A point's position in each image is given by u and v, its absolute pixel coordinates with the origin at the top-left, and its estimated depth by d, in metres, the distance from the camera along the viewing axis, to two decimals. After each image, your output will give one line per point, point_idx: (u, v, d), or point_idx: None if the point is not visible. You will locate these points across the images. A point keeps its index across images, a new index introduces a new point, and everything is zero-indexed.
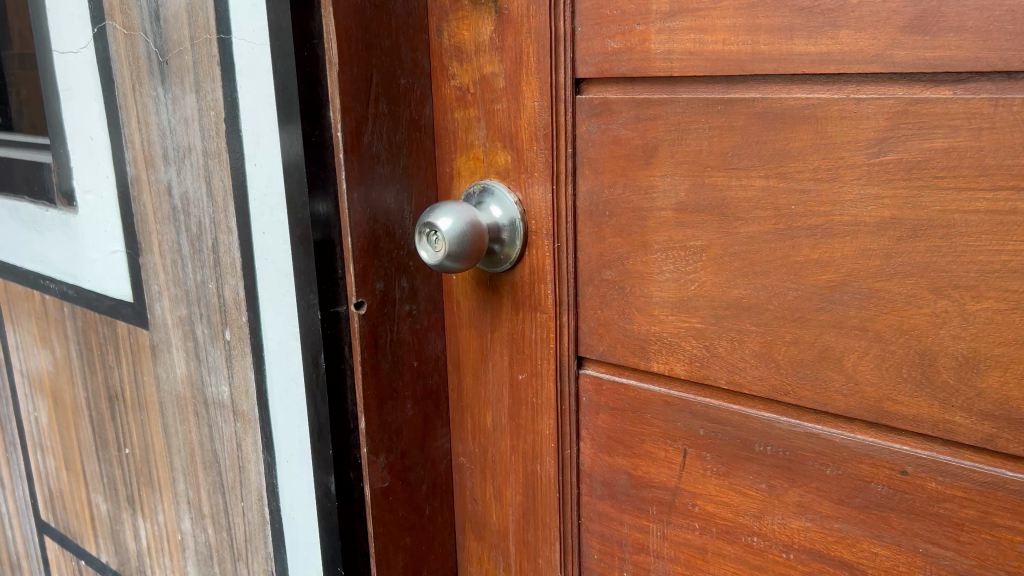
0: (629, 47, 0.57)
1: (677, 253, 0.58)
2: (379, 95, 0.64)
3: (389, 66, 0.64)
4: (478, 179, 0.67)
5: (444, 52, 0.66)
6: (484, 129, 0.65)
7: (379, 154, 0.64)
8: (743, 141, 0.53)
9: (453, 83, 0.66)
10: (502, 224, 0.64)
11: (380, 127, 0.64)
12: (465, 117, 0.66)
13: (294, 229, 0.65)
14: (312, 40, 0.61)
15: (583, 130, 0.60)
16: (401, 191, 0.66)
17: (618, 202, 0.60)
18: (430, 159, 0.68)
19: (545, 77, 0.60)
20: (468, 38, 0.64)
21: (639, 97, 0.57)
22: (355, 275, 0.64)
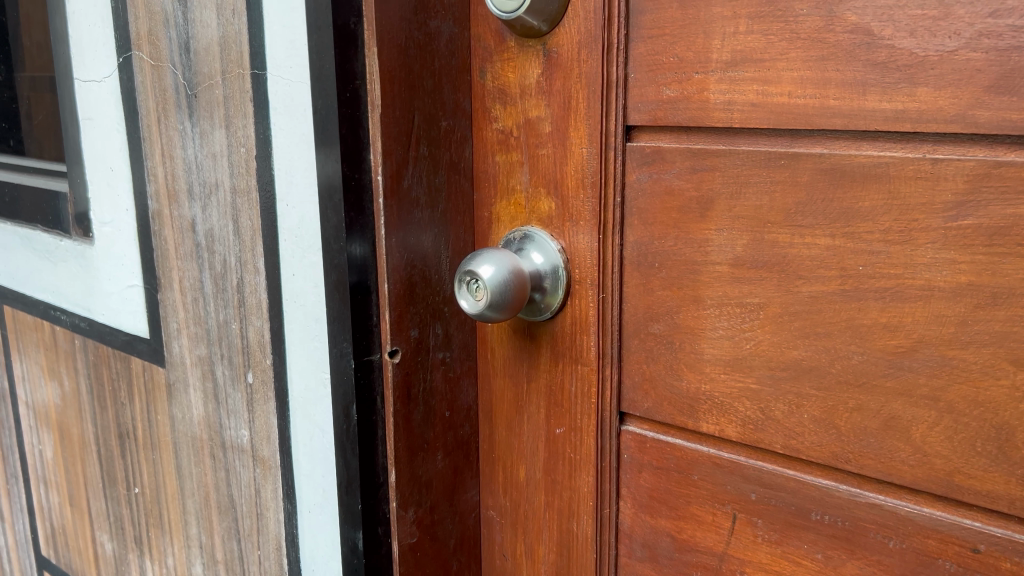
0: (686, 96, 0.55)
1: (732, 310, 0.55)
2: (420, 137, 0.61)
3: (431, 107, 0.61)
4: (518, 225, 0.64)
5: (487, 94, 0.64)
6: (528, 175, 0.63)
7: (419, 198, 0.62)
8: (809, 197, 0.51)
9: (495, 125, 0.64)
10: (542, 270, 0.62)
11: (420, 170, 0.62)
12: (507, 161, 0.64)
13: (329, 275, 0.62)
14: (355, 80, 0.58)
15: (633, 178, 0.58)
16: (438, 235, 0.64)
17: (669, 254, 0.57)
18: (467, 203, 0.66)
19: (595, 124, 0.58)
20: (513, 80, 0.62)
21: (695, 148, 0.55)
22: (391, 322, 0.61)
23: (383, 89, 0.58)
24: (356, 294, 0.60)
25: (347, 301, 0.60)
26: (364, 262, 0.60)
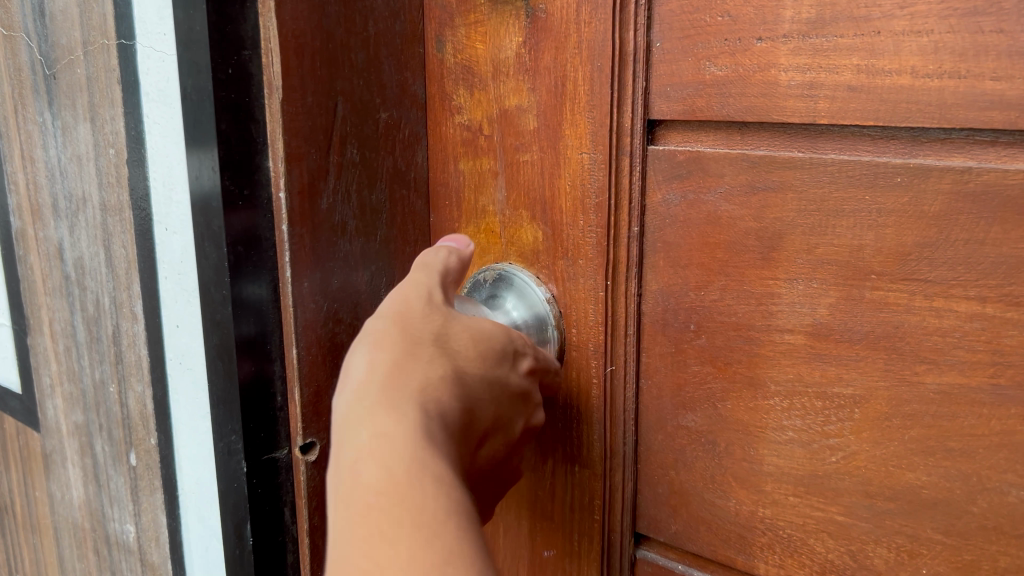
0: (741, 76, 0.35)
1: (809, 403, 0.36)
2: (347, 134, 0.42)
3: (364, 92, 0.42)
4: (491, 261, 0.45)
5: (446, 75, 0.44)
6: (504, 191, 0.43)
7: (347, 222, 0.43)
8: (941, 238, 0.32)
9: (458, 119, 0.44)
10: (520, 322, 0.43)
11: (346, 182, 0.42)
12: (474, 170, 0.44)
13: (209, 337, 0.42)
14: (242, 48, 0.39)
15: (657, 198, 0.39)
16: (375, 274, 0.45)
17: (710, 314, 0.38)
18: (421, 227, 0.47)
19: (601, 119, 0.39)
20: (483, 54, 0.43)
21: (754, 155, 0.36)
22: (301, 402, 0.42)
23: (285, 63, 0.39)
24: (248, 362, 0.41)
25: (233, 371, 0.41)
26: (261, 315, 0.41)
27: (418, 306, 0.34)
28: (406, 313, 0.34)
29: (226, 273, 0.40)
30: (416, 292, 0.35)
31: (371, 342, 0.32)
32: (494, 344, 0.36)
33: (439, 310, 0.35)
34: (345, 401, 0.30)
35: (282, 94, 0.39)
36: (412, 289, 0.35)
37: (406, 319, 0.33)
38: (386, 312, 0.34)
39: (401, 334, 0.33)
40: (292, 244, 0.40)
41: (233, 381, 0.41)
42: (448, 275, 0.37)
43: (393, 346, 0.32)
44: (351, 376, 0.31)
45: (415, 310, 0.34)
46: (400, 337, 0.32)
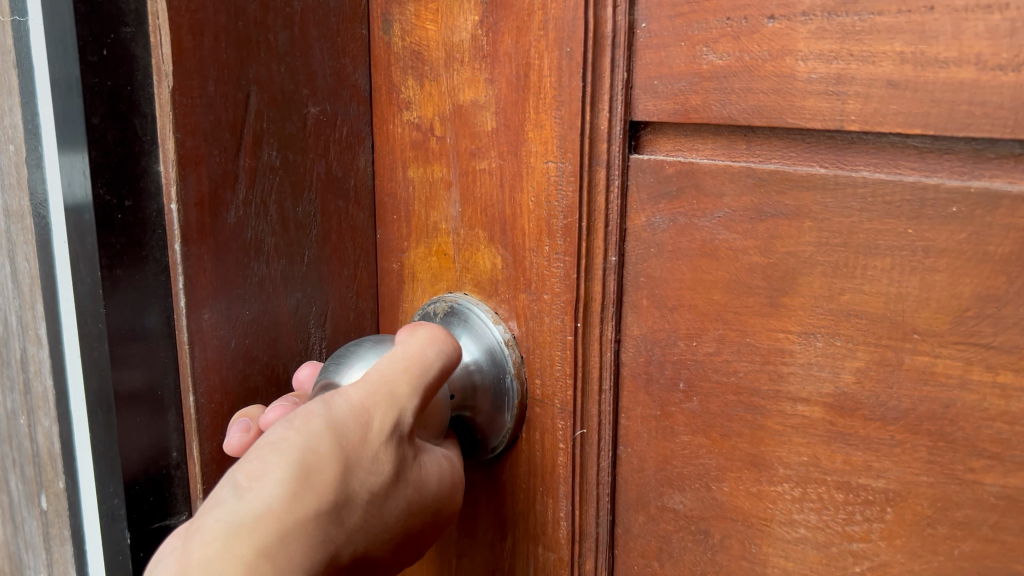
0: (747, 67, 0.27)
1: (828, 495, 0.28)
2: (264, 132, 0.34)
3: (287, 80, 0.35)
4: (444, 291, 0.37)
5: (394, 62, 0.36)
6: (458, 205, 0.35)
7: (263, 240, 0.35)
8: (1013, 291, 0.23)
9: (407, 116, 0.36)
10: (473, 367, 0.35)
11: (262, 192, 0.35)
12: (425, 179, 0.36)
13: (89, 375, 0.34)
14: (122, 24, 0.31)
15: (640, 221, 0.30)
16: (302, 302, 0.37)
17: (705, 372, 0.30)
18: (365, 246, 0.39)
19: (570, 118, 0.31)
20: (434, 38, 0.34)
21: (764, 170, 0.27)
22: (200, 459, 0.35)
23: (178, 44, 0.31)
24: (130, 411, 0.34)
25: (113, 420, 0.33)
26: (150, 352, 0.34)
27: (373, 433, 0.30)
28: (356, 447, 0.29)
29: (100, 303, 0.32)
30: (383, 411, 0.30)
31: (301, 475, 0.28)
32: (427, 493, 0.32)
33: (391, 447, 0.30)
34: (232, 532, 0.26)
35: (173, 82, 0.31)
36: (383, 409, 0.30)
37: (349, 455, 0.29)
38: (341, 423, 0.29)
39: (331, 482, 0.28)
40: (185, 266, 0.33)
41: (113, 433, 0.34)
42: (435, 386, 0.31)
43: (316, 500, 0.28)
44: (256, 511, 0.27)
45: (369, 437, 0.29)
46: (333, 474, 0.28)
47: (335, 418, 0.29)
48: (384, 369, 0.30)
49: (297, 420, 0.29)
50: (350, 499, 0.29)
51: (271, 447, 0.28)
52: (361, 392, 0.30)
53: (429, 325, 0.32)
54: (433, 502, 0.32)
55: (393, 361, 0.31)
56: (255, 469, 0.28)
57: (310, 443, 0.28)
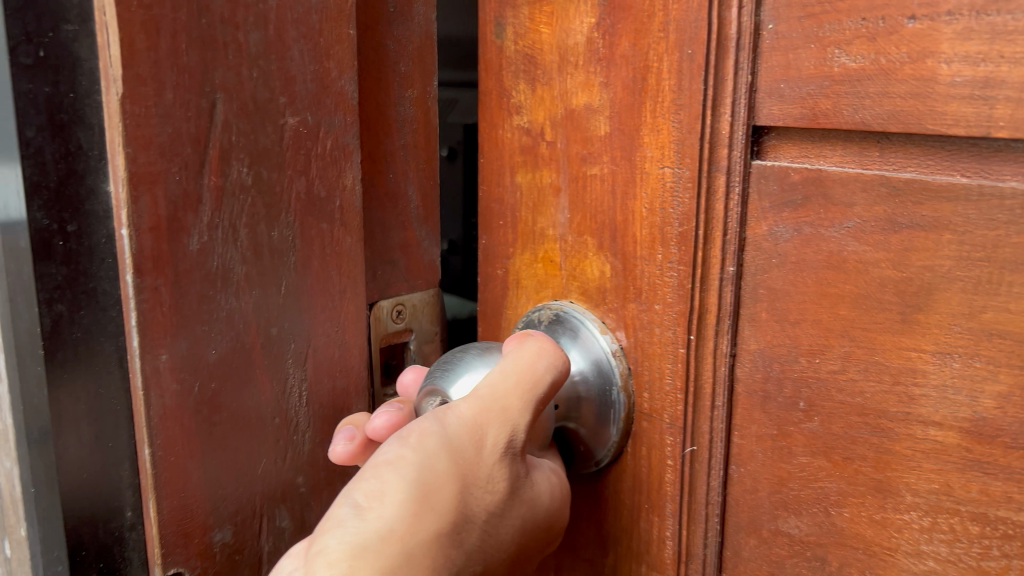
0: (884, 69, 0.25)
1: (961, 527, 0.26)
2: (232, 146, 0.33)
3: (260, 87, 0.33)
4: (549, 298, 0.36)
5: (506, 66, 0.35)
6: (567, 212, 0.34)
7: (232, 268, 0.33)
8: None
9: (517, 121, 0.35)
10: (580, 380, 0.34)
11: (230, 215, 0.33)
12: (533, 184, 0.35)
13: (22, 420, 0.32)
14: (63, 21, 0.29)
15: (762, 230, 0.29)
16: (278, 337, 0.36)
17: (827, 390, 0.28)
18: (353, 272, 0.38)
19: (689, 122, 0.29)
20: (548, 41, 0.33)
21: (899, 179, 0.26)
22: (157, 520, 0.32)
23: (129, 43, 0.29)
24: (71, 454, 0.31)
25: (51, 457, 0.31)
26: (98, 390, 0.32)
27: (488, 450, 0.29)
28: (472, 463, 0.29)
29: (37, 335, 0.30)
30: (498, 428, 0.30)
31: (422, 494, 0.28)
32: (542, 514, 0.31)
33: (507, 463, 0.30)
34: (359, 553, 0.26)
35: (123, 89, 0.29)
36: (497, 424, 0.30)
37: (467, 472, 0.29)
38: (456, 441, 0.29)
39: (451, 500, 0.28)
40: (140, 298, 0.31)
41: (51, 472, 0.31)
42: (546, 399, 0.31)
43: (438, 520, 0.28)
44: (380, 533, 0.27)
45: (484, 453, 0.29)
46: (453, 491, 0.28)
47: (451, 434, 0.29)
48: (496, 383, 0.30)
49: (413, 437, 0.29)
50: (470, 518, 0.29)
51: (388, 466, 0.28)
52: (474, 408, 0.30)
53: (539, 336, 0.32)
54: (545, 524, 0.32)
55: (504, 375, 0.30)
56: (374, 489, 0.27)
57: (428, 462, 0.28)
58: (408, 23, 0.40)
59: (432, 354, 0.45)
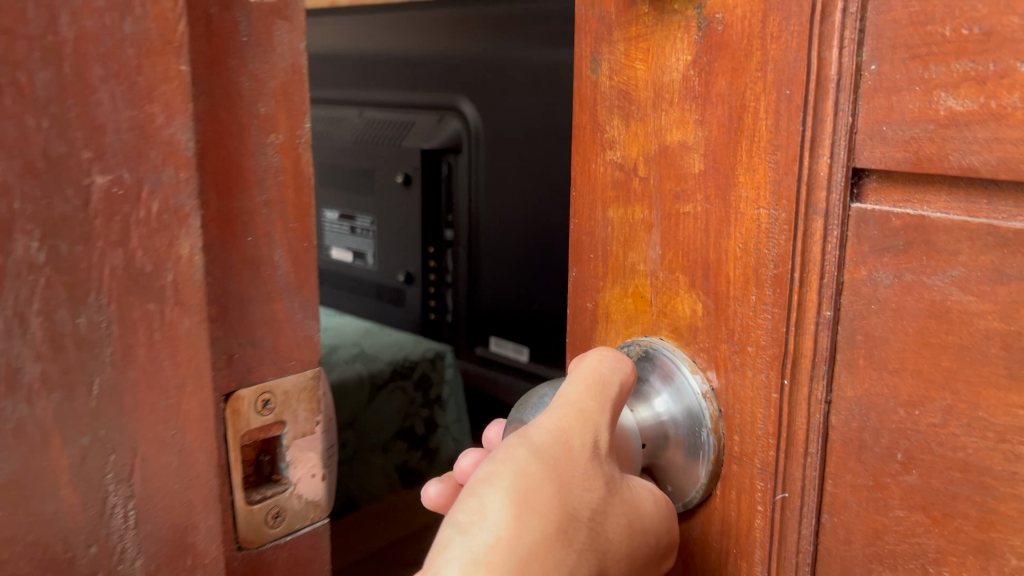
0: (994, 114, 0.24)
1: None
2: (15, 219, 0.29)
3: (53, 141, 0.29)
4: (638, 334, 0.35)
5: (601, 101, 0.34)
6: (659, 248, 0.33)
7: (20, 367, 0.30)
8: None
9: (611, 155, 0.34)
10: (666, 420, 0.33)
11: (14, 302, 0.29)
12: (625, 220, 0.34)
13: None
14: None
15: (861, 275, 0.28)
16: (94, 448, 0.32)
17: (927, 443, 0.27)
18: (194, 363, 0.34)
19: (787, 162, 0.29)
20: (644, 78, 0.32)
21: (1009, 229, 0.24)
22: None
23: None
24: None
25: None
26: None
27: (577, 454, 0.30)
28: (565, 466, 0.30)
29: None
30: (581, 432, 0.30)
31: (520, 498, 0.28)
32: (653, 526, 0.31)
33: (598, 466, 0.30)
34: (473, 561, 0.26)
35: None
36: (577, 428, 0.30)
37: (561, 475, 0.29)
38: (543, 448, 0.30)
39: (553, 500, 0.28)
40: None
41: None
42: (619, 405, 0.32)
43: (543, 520, 0.28)
44: (487, 540, 0.27)
45: (573, 457, 0.30)
46: (551, 491, 0.29)
47: (534, 443, 0.30)
48: (566, 393, 0.31)
49: (500, 454, 0.29)
50: (577, 519, 0.29)
51: (481, 482, 0.29)
52: (552, 419, 0.31)
53: (595, 348, 0.33)
54: (659, 539, 0.31)
55: (571, 384, 0.31)
56: (473, 503, 0.28)
57: (521, 469, 0.29)
58: (270, 54, 0.35)
59: (315, 443, 0.41)
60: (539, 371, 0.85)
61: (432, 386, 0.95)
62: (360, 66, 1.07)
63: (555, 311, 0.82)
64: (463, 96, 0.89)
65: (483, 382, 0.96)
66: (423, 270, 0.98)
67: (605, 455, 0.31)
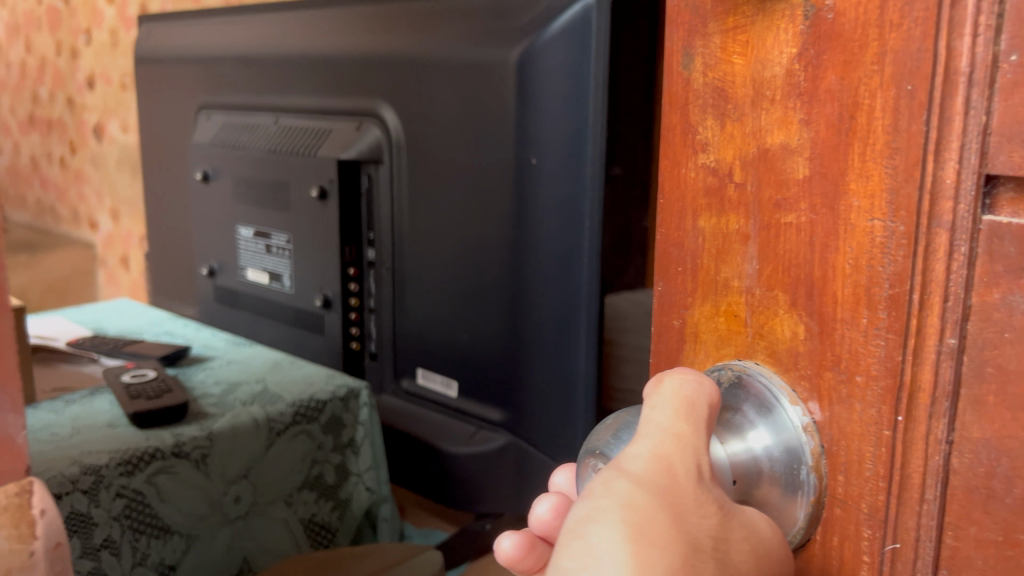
0: None
1: None
2: None
3: None
4: (731, 357, 0.31)
5: (695, 100, 0.30)
6: (756, 262, 0.29)
7: None
8: None
9: (704, 159, 0.30)
10: (764, 456, 0.29)
11: None
12: (717, 231, 0.30)
13: None
14: None
15: (995, 299, 0.24)
16: None
17: None
18: None
19: (908, 168, 0.25)
20: (742, 73, 0.28)
21: None
22: None
23: None
24: None
25: None
26: None
27: (684, 480, 0.26)
28: (675, 493, 0.26)
29: None
30: (683, 457, 0.27)
31: (635, 534, 0.24)
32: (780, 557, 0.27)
33: (709, 490, 0.27)
34: None
35: None
36: (678, 452, 0.27)
37: (673, 504, 0.26)
38: (645, 477, 0.26)
39: (671, 533, 0.25)
40: None
41: None
42: (711, 425, 0.28)
43: (664, 555, 0.24)
44: None
45: (680, 483, 0.26)
46: (666, 523, 0.25)
47: (633, 473, 0.26)
48: (655, 416, 0.28)
49: (599, 490, 0.26)
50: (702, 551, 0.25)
51: (583, 523, 0.25)
52: (647, 445, 0.27)
53: (675, 367, 0.29)
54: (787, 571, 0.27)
55: (658, 406, 0.28)
56: (578, 547, 0.24)
57: (627, 502, 0.25)
58: None
59: None
60: (472, 409, 0.78)
61: (344, 429, 0.87)
62: (254, 68, 0.92)
63: (491, 342, 0.75)
64: (384, 99, 0.80)
65: (401, 423, 0.84)
66: (340, 294, 0.86)
67: (712, 480, 0.27)
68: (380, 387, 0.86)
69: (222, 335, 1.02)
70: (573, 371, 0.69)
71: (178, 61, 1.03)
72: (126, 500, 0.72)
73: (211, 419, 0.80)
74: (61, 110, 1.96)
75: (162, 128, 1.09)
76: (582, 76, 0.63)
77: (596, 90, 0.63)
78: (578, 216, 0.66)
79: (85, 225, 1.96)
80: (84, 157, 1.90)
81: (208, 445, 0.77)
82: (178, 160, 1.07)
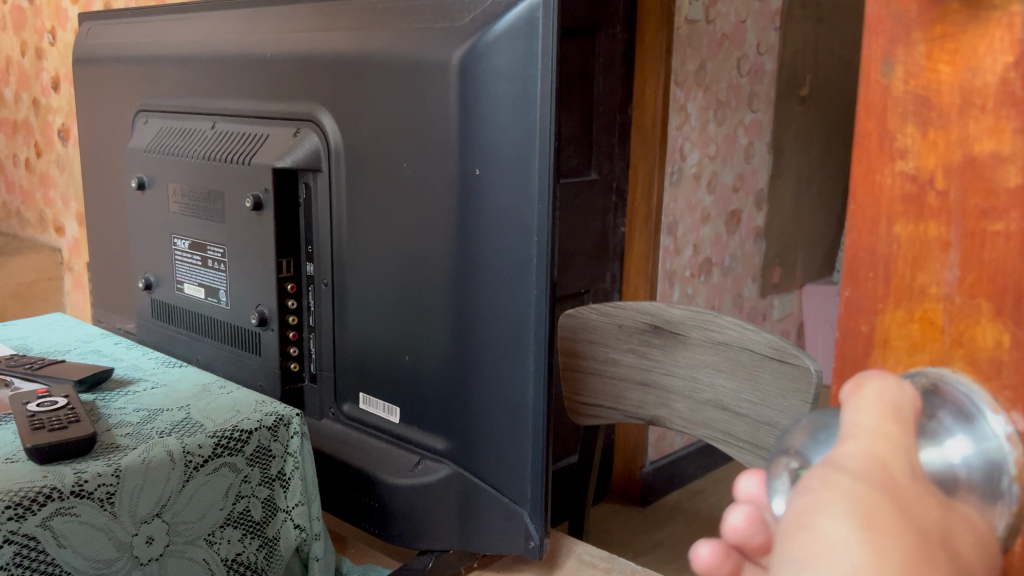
0: None
1: None
2: None
3: None
4: (922, 364, 0.31)
5: (895, 105, 0.30)
6: (958, 269, 0.29)
7: None
8: None
9: (904, 165, 0.30)
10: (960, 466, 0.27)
11: None
12: (915, 238, 0.30)
13: None
14: None
15: None
16: None
17: None
18: None
19: None
20: (950, 82, 0.28)
21: None
22: None
23: None
24: None
25: None
26: None
27: (898, 475, 0.25)
28: (894, 486, 0.25)
29: None
30: (895, 456, 0.26)
31: (865, 523, 0.23)
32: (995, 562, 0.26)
33: (924, 488, 0.26)
34: None
35: None
36: (889, 450, 0.26)
37: (895, 495, 0.24)
38: (860, 470, 0.25)
39: (901, 524, 0.24)
40: None
41: None
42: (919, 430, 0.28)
43: (899, 544, 0.23)
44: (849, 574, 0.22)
45: (895, 478, 0.25)
46: (893, 512, 0.24)
47: (849, 469, 0.25)
48: (861, 419, 0.27)
49: (814, 483, 0.25)
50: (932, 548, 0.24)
51: (807, 512, 0.24)
52: (860, 444, 0.26)
53: (873, 372, 0.29)
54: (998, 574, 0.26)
55: (862, 409, 0.27)
56: (808, 535, 0.23)
57: (851, 493, 0.24)
58: None
59: None
60: (415, 436, 0.75)
61: (273, 461, 0.80)
62: (195, 68, 0.87)
63: (431, 365, 0.72)
64: (324, 104, 0.75)
65: (342, 451, 0.80)
66: (278, 311, 0.81)
67: (927, 481, 0.26)
68: (321, 413, 0.83)
69: (154, 352, 0.94)
70: (523, 393, 0.66)
71: (118, 60, 0.97)
72: (16, 547, 0.64)
73: (121, 452, 0.71)
74: (26, 112, 1.95)
75: (99, 129, 1.02)
76: (528, 80, 0.62)
77: (543, 95, 0.61)
78: (527, 230, 0.64)
79: (51, 229, 1.97)
80: (49, 158, 1.91)
81: (115, 482, 0.69)
82: (114, 165, 1.00)
